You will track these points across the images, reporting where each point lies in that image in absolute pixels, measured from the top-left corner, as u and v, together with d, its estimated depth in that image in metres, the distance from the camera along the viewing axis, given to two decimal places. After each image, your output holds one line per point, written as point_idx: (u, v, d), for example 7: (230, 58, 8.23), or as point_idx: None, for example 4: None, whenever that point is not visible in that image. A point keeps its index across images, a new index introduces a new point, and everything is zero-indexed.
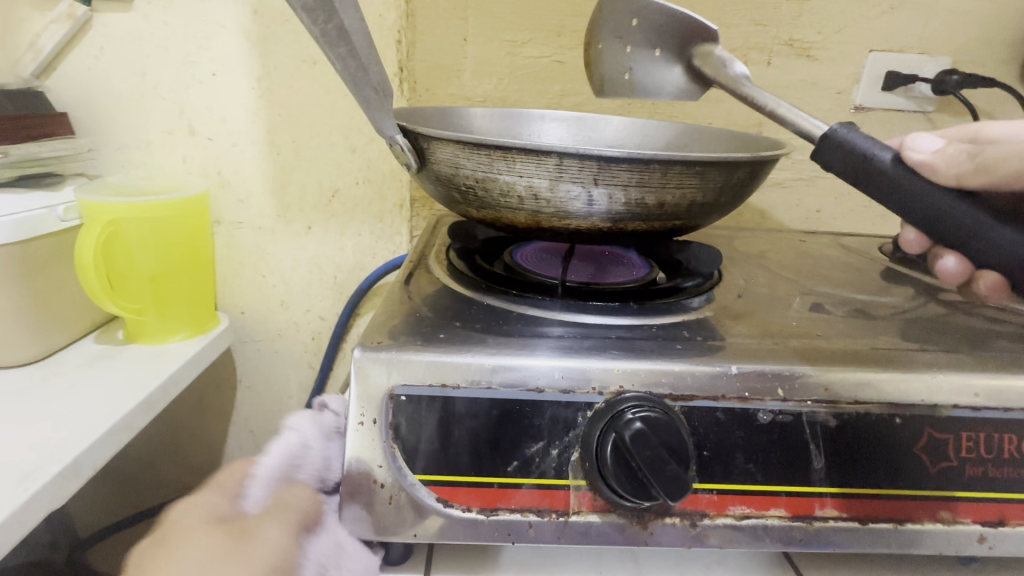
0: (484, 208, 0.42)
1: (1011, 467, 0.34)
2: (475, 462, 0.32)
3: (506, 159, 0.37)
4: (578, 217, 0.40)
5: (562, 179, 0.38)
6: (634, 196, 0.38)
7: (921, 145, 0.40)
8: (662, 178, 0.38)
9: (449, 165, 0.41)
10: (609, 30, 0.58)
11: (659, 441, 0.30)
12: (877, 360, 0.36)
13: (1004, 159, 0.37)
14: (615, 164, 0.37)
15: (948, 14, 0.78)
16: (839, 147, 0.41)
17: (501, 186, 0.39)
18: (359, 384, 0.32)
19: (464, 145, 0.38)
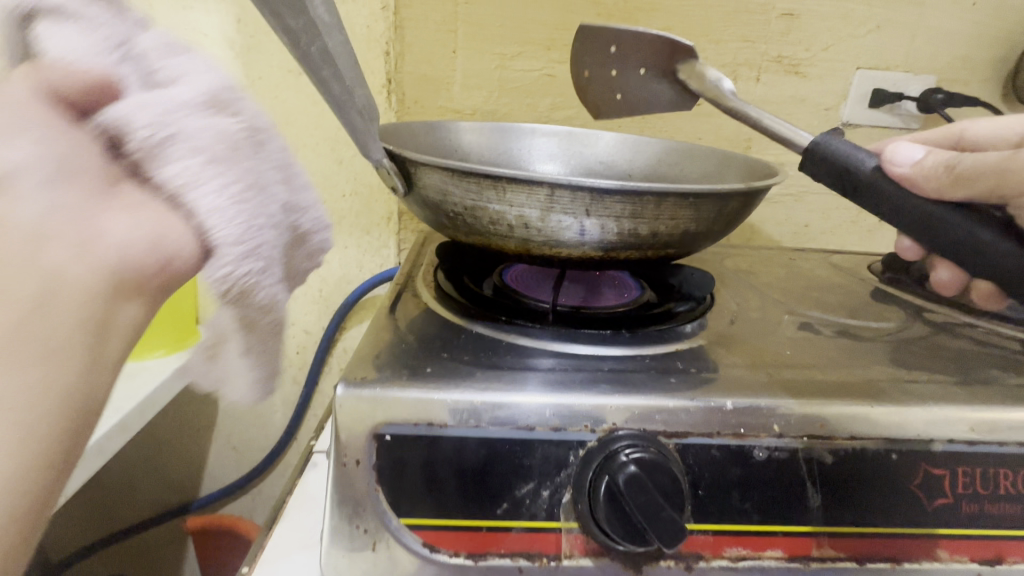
0: (474, 234, 0.41)
1: (1007, 503, 0.33)
2: (463, 504, 0.31)
3: (496, 188, 0.37)
4: (569, 246, 0.39)
5: (553, 210, 0.37)
6: (626, 227, 0.38)
7: (901, 156, 0.38)
8: (656, 210, 0.37)
9: (437, 191, 0.40)
10: (588, 63, 0.58)
11: (653, 484, 0.29)
12: (873, 391, 0.36)
13: (982, 172, 0.35)
14: (608, 196, 0.36)
15: (935, 33, 0.78)
16: (824, 161, 0.40)
17: (491, 214, 0.38)
18: (341, 423, 0.31)
19: (453, 172, 0.38)
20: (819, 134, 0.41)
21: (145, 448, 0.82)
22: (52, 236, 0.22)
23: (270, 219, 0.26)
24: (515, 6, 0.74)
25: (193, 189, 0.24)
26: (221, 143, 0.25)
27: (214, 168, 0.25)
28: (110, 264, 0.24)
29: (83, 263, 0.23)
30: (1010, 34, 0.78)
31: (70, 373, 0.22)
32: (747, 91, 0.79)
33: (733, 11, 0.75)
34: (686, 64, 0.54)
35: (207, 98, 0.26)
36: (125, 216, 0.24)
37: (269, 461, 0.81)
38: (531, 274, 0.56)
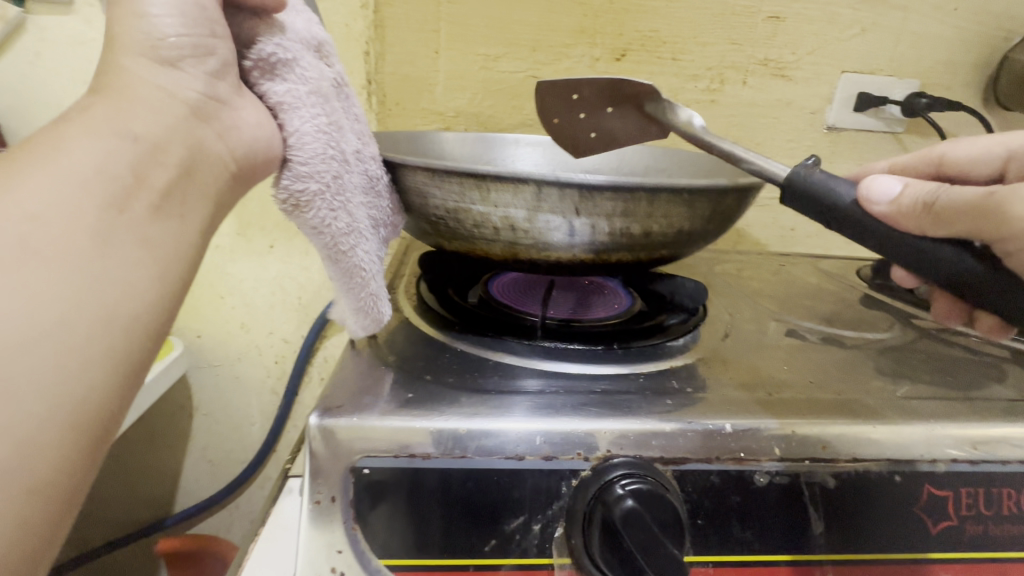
0: (458, 238, 0.39)
1: (1010, 524, 0.32)
2: (449, 541, 0.29)
3: (480, 189, 0.35)
4: (558, 248, 0.37)
5: (541, 210, 0.35)
6: (618, 226, 0.36)
7: (878, 190, 0.31)
8: (648, 208, 0.35)
9: (419, 192, 0.38)
10: (550, 109, 0.49)
11: (652, 518, 0.27)
12: (873, 408, 0.34)
13: (962, 212, 0.30)
14: (598, 194, 0.34)
15: (920, 38, 0.78)
16: (804, 196, 0.33)
17: (475, 216, 0.36)
18: (315, 456, 0.29)
19: (434, 171, 0.36)
20: (792, 166, 0.34)
21: (114, 464, 0.78)
22: (204, 120, 0.30)
23: (345, 148, 0.35)
24: (499, 5, 0.72)
25: (296, 104, 0.33)
26: (319, 85, 0.34)
27: (313, 97, 0.34)
28: (226, 164, 0.32)
29: (218, 151, 0.31)
30: (993, 39, 0.78)
31: (181, 230, 0.28)
32: (734, 94, 0.78)
33: (720, 13, 0.74)
34: (652, 97, 0.46)
35: (317, 45, 0.35)
36: (253, 115, 0.32)
37: (246, 475, 0.77)
38: (518, 284, 0.54)
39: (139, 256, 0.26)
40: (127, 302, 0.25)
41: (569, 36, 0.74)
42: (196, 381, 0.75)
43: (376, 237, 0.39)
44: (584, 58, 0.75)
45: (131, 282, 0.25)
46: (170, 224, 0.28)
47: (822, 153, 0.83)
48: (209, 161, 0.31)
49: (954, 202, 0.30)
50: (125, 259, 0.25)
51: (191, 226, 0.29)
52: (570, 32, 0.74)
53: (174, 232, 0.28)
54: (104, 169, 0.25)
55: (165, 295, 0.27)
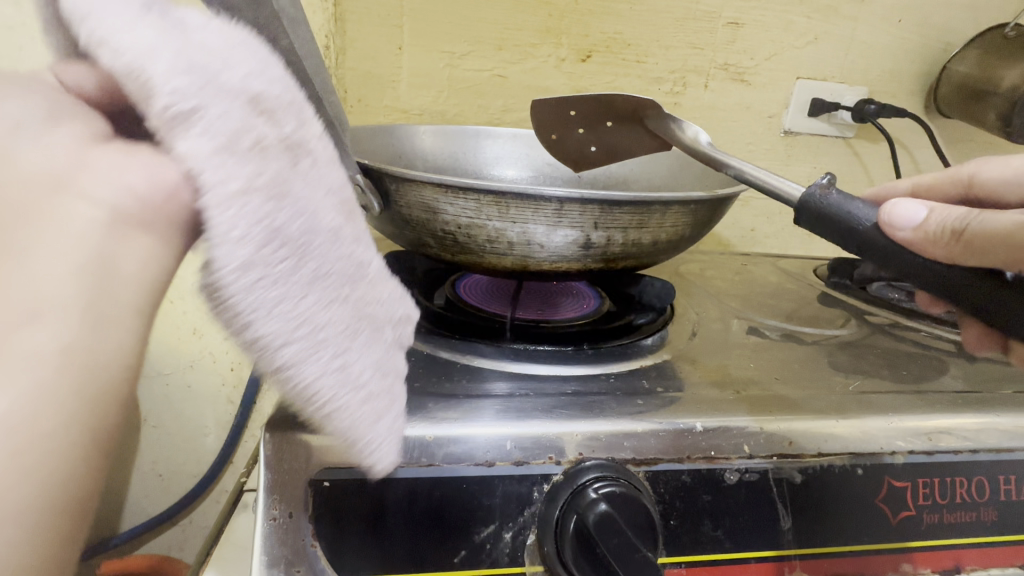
0: (465, 255, 0.37)
1: (962, 511, 0.34)
2: (416, 554, 0.27)
3: (499, 205, 0.33)
4: (571, 261, 0.36)
5: (561, 226, 0.34)
6: (632, 237, 0.35)
7: (901, 215, 0.32)
8: (661, 218, 0.35)
9: (425, 211, 0.35)
10: (546, 126, 0.50)
11: (626, 522, 0.27)
12: (837, 403, 0.35)
13: (997, 240, 0.30)
14: (616, 208, 0.33)
15: (869, 47, 0.81)
16: (822, 218, 0.33)
17: (489, 233, 0.34)
18: (271, 470, 0.27)
19: (447, 187, 0.33)
20: (808, 186, 0.34)
21: None
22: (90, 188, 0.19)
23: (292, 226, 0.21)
24: (465, 4, 0.70)
25: (201, 179, 0.18)
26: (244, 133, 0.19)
27: (235, 157, 0.19)
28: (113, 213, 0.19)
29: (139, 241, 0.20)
30: (932, 50, 0.83)
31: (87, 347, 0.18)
32: (696, 98, 0.80)
33: (682, 18, 0.75)
34: (655, 112, 0.46)
35: (252, 94, 0.20)
36: (117, 161, 0.19)
37: (200, 489, 0.73)
38: (485, 284, 0.53)
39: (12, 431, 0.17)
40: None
41: (535, 36, 0.73)
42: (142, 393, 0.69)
43: (367, 350, 0.24)
44: (550, 58, 0.75)
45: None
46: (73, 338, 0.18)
47: (779, 156, 0.85)
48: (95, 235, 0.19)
49: (988, 230, 0.30)
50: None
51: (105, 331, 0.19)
52: (536, 32, 0.73)
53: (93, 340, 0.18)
54: None
55: (93, 446, 0.18)
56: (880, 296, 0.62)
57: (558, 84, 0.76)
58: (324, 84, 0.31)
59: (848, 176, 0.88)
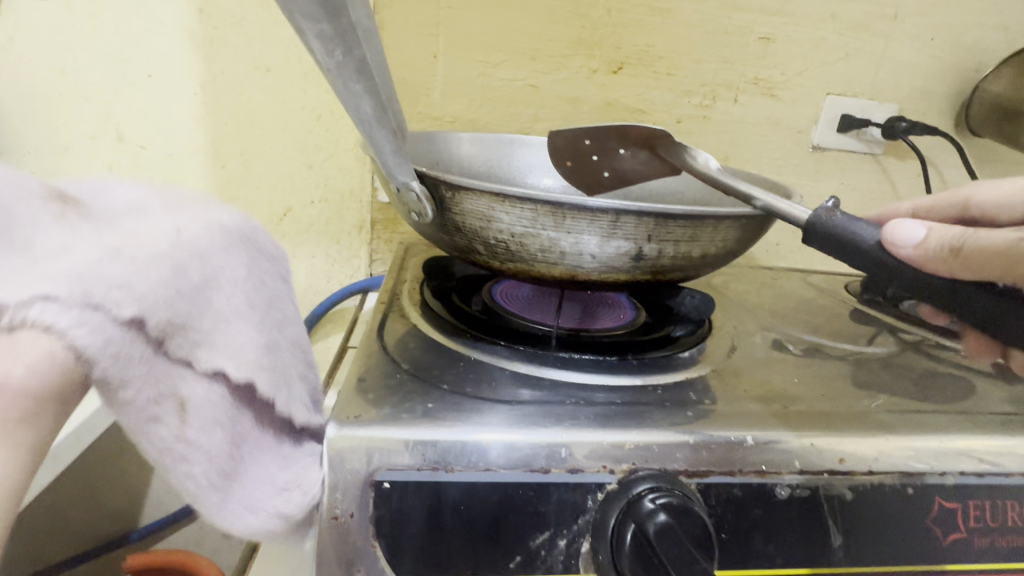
0: (515, 263, 0.37)
1: (1014, 535, 0.33)
2: (472, 558, 0.28)
3: (555, 216, 0.33)
4: (619, 272, 0.36)
5: (614, 237, 0.34)
6: (682, 250, 0.36)
7: (903, 234, 0.33)
8: (712, 231, 0.36)
9: (480, 219, 0.35)
10: (561, 154, 0.50)
11: (684, 533, 0.27)
12: (883, 421, 0.35)
13: (993, 257, 0.31)
14: (671, 221, 0.34)
15: (900, 65, 0.81)
16: (830, 238, 0.34)
17: (543, 243, 0.35)
18: (335, 471, 0.28)
19: (503, 198, 0.34)
20: (814, 211, 0.34)
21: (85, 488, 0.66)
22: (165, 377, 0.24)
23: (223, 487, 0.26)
24: (499, 15, 0.71)
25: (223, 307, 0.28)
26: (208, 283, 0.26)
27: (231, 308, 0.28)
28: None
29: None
30: (966, 69, 0.82)
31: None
32: (725, 111, 0.80)
33: (714, 32, 0.76)
34: (664, 138, 0.47)
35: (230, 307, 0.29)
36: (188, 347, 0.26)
37: None
38: (521, 292, 0.53)
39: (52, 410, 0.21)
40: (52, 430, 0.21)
41: (567, 47, 0.74)
42: None
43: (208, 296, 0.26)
44: (582, 69, 0.75)
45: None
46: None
47: (807, 171, 0.85)
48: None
49: (983, 246, 0.31)
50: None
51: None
52: (568, 43, 0.74)
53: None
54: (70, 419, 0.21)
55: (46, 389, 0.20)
56: (913, 315, 0.61)
57: (589, 95, 0.77)
58: (389, 92, 0.32)
59: (876, 193, 0.88)
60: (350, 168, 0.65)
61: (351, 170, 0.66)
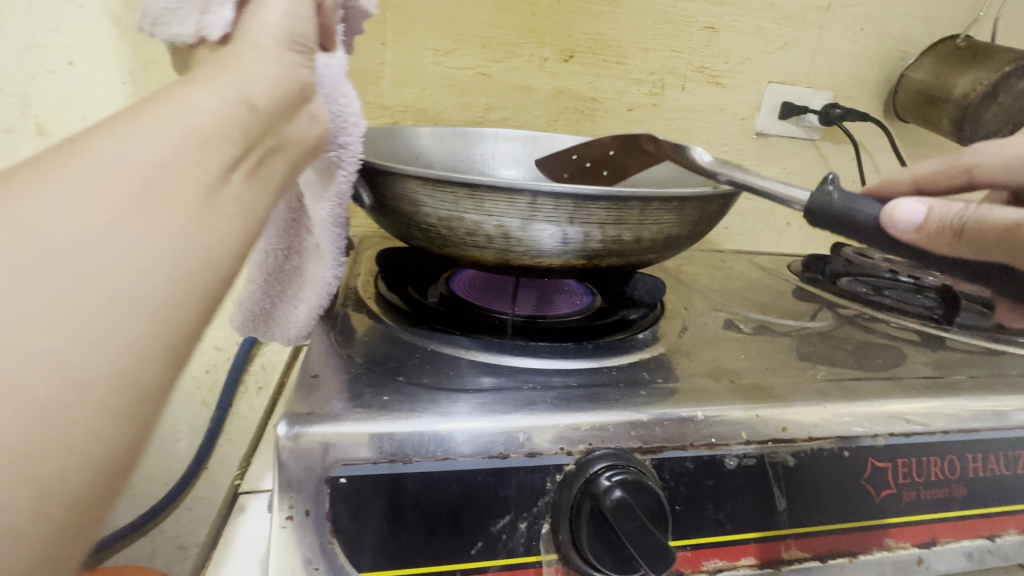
0: (448, 247, 0.38)
1: (936, 488, 0.36)
2: (433, 547, 0.28)
3: (476, 198, 0.34)
4: (550, 255, 0.36)
5: (536, 219, 0.34)
6: (610, 233, 0.36)
7: (902, 214, 0.33)
8: (640, 215, 0.36)
9: (409, 203, 0.36)
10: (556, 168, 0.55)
11: (640, 507, 0.28)
12: (822, 390, 0.37)
13: (991, 238, 0.30)
14: (592, 203, 0.34)
15: (834, 55, 0.85)
16: (830, 221, 0.35)
17: (469, 226, 0.36)
18: (287, 468, 0.27)
19: (428, 181, 0.35)
20: (812, 193, 0.35)
21: None
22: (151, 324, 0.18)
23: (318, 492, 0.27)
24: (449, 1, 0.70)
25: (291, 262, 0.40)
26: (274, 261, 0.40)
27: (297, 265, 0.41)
28: (313, 146, 0.27)
29: (308, 132, 0.27)
30: (892, 57, 0.87)
31: (205, 131, 0.20)
32: (673, 99, 0.82)
33: (661, 21, 0.77)
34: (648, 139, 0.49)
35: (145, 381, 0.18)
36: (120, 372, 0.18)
37: (178, 492, 0.73)
38: (478, 281, 0.53)
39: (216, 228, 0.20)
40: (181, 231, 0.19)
41: (518, 35, 0.74)
42: None
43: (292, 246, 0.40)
44: (533, 58, 0.75)
45: (40, 458, 0.15)
46: (179, 91, 0.21)
47: (750, 157, 0.89)
48: (274, 66, 0.25)
49: (982, 227, 0.30)
50: (85, 177, 0.17)
51: (216, 160, 0.20)
52: (519, 31, 0.74)
53: (202, 218, 0.19)
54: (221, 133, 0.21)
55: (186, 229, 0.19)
56: (850, 291, 0.65)
57: (541, 83, 0.77)
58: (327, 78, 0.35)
59: (814, 176, 0.93)
60: None
61: None
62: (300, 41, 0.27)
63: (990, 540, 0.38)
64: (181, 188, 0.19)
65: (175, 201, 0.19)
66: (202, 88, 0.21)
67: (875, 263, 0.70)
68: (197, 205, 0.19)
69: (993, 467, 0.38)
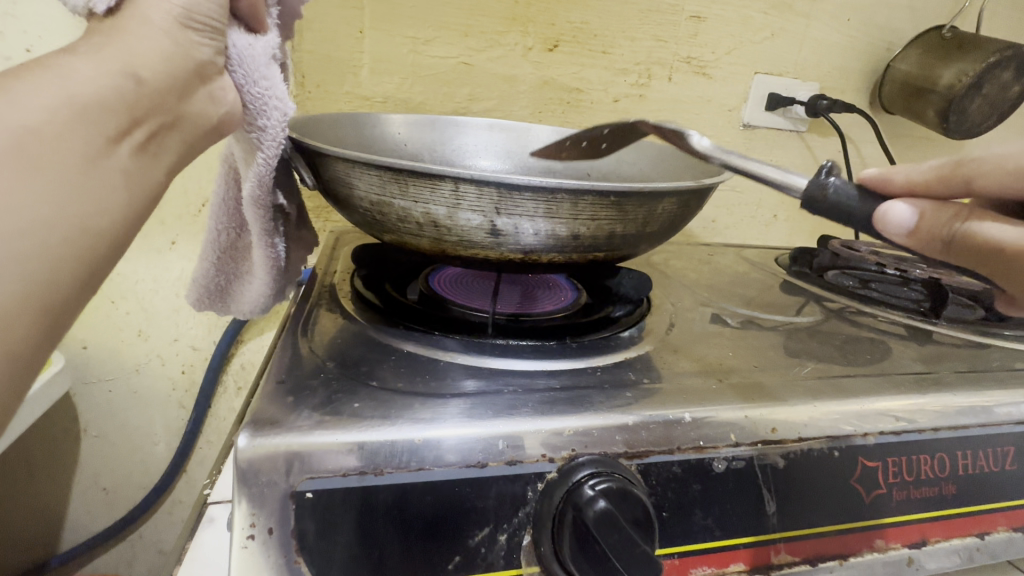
0: (387, 232, 0.37)
1: (928, 486, 0.36)
2: (408, 563, 0.26)
3: (400, 183, 0.33)
4: (484, 247, 0.35)
5: (460, 207, 0.33)
6: (543, 227, 0.34)
7: (897, 217, 0.29)
8: (572, 209, 0.33)
9: (345, 186, 0.36)
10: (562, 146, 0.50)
11: (625, 517, 0.26)
12: (812, 388, 0.36)
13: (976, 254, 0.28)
14: (518, 193, 0.32)
15: (821, 45, 0.84)
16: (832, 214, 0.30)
17: (398, 211, 0.35)
18: (247, 481, 0.25)
19: (355, 164, 0.34)
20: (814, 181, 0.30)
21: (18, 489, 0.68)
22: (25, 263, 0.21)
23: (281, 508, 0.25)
24: None
25: (233, 238, 0.42)
26: (220, 237, 0.41)
27: (235, 240, 0.42)
28: (214, 121, 0.29)
29: (207, 110, 0.29)
30: (877, 48, 0.87)
31: (80, 103, 0.23)
32: (660, 90, 0.81)
33: (647, 10, 0.75)
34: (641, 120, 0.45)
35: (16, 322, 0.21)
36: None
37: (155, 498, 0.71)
38: (459, 278, 0.51)
39: (94, 187, 0.23)
40: (51, 188, 0.22)
41: (501, 23, 0.71)
42: (82, 401, 0.69)
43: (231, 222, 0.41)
44: (517, 47, 0.73)
45: None
46: (64, 64, 0.23)
47: (738, 149, 0.87)
48: (162, 43, 0.26)
49: (971, 240, 0.28)
50: None
51: (94, 129, 0.23)
52: (502, 19, 0.71)
53: (77, 178, 0.23)
54: (100, 105, 0.23)
55: (60, 188, 0.22)
56: (837, 284, 0.64)
57: (525, 73, 0.75)
58: None
59: (801, 168, 0.92)
60: None
61: None
62: (199, 19, 0.27)
63: (980, 538, 0.38)
64: (58, 152, 0.22)
65: (52, 162, 0.22)
66: (87, 60, 0.24)
67: (861, 255, 0.70)
68: (72, 169, 0.22)
69: (982, 464, 0.37)
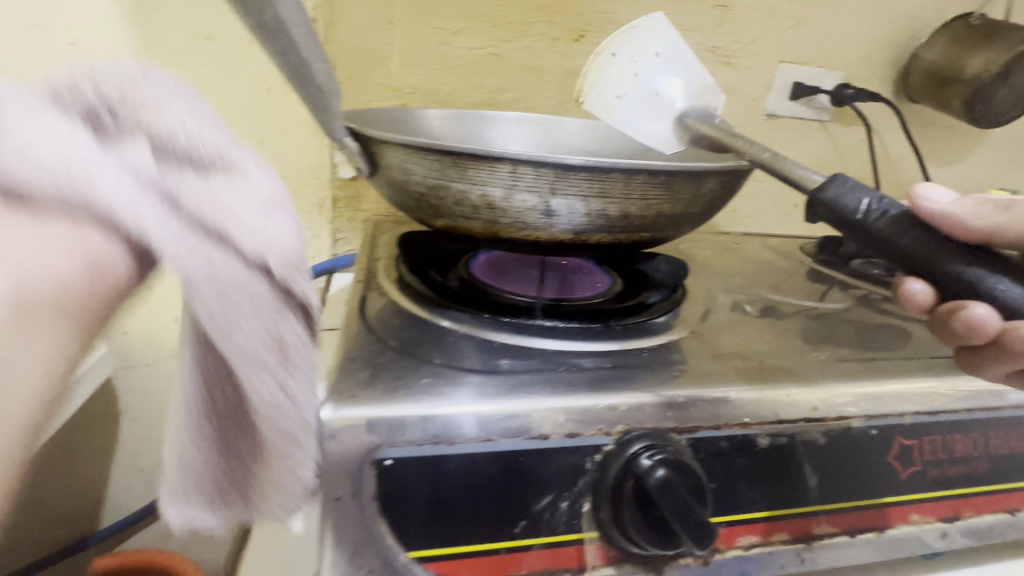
0: (440, 217, 0.39)
1: (961, 464, 0.37)
2: (479, 528, 0.28)
3: (459, 166, 0.35)
4: (536, 228, 0.36)
5: (517, 188, 0.35)
6: (595, 207, 0.35)
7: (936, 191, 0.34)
8: (624, 189, 0.35)
9: (401, 171, 0.38)
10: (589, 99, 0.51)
11: (682, 488, 0.28)
12: (849, 370, 0.38)
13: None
14: (573, 173, 0.34)
15: (846, 34, 0.84)
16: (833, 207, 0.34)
17: (455, 195, 0.36)
18: (331, 449, 0.27)
19: (415, 150, 0.36)
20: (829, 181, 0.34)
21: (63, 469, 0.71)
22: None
23: (358, 470, 0.27)
24: None
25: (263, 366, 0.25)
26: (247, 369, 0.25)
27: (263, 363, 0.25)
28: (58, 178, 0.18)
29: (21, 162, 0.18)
30: (902, 36, 0.86)
31: None
32: None
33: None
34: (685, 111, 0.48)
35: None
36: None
37: None
38: (497, 264, 0.53)
39: None
40: None
41: (528, 14, 0.72)
42: (123, 385, 0.72)
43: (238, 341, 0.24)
44: (544, 37, 0.74)
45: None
46: None
47: (761, 138, 0.88)
48: None
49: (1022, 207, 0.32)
50: None
51: None
52: (529, 9, 0.72)
53: None
54: None
55: None
56: (863, 272, 0.65)
57: (551, 64, 0.76)
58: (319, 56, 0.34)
59: (824, 157, 0.92)
60: (306, 143, 0.64)
61: (309, 145, 0.64)
62: None
63: (1010, 515, 0.39)
64: None
65: None
66: None
67: None
68: None
69: (1013, 444, 0.38)
